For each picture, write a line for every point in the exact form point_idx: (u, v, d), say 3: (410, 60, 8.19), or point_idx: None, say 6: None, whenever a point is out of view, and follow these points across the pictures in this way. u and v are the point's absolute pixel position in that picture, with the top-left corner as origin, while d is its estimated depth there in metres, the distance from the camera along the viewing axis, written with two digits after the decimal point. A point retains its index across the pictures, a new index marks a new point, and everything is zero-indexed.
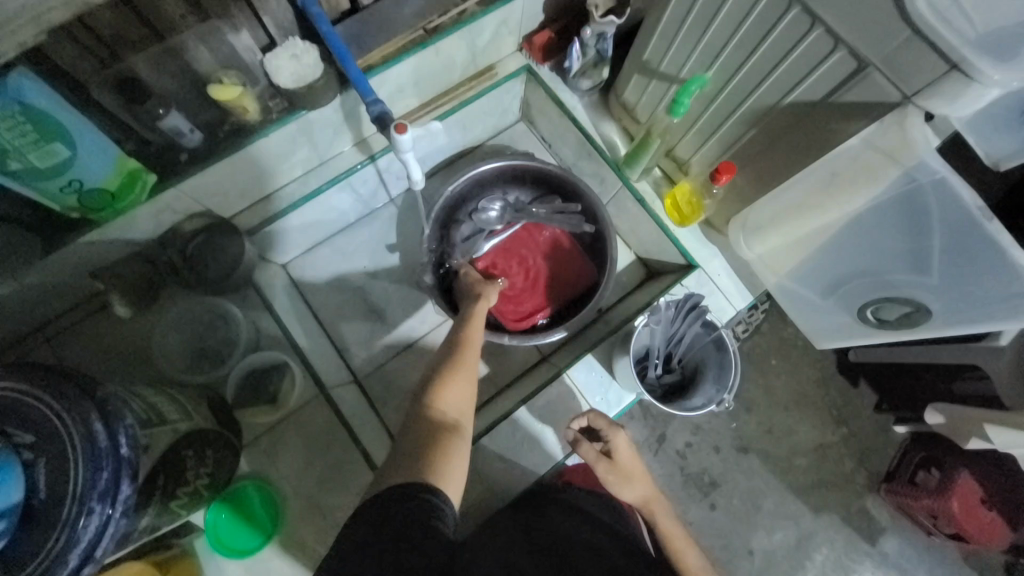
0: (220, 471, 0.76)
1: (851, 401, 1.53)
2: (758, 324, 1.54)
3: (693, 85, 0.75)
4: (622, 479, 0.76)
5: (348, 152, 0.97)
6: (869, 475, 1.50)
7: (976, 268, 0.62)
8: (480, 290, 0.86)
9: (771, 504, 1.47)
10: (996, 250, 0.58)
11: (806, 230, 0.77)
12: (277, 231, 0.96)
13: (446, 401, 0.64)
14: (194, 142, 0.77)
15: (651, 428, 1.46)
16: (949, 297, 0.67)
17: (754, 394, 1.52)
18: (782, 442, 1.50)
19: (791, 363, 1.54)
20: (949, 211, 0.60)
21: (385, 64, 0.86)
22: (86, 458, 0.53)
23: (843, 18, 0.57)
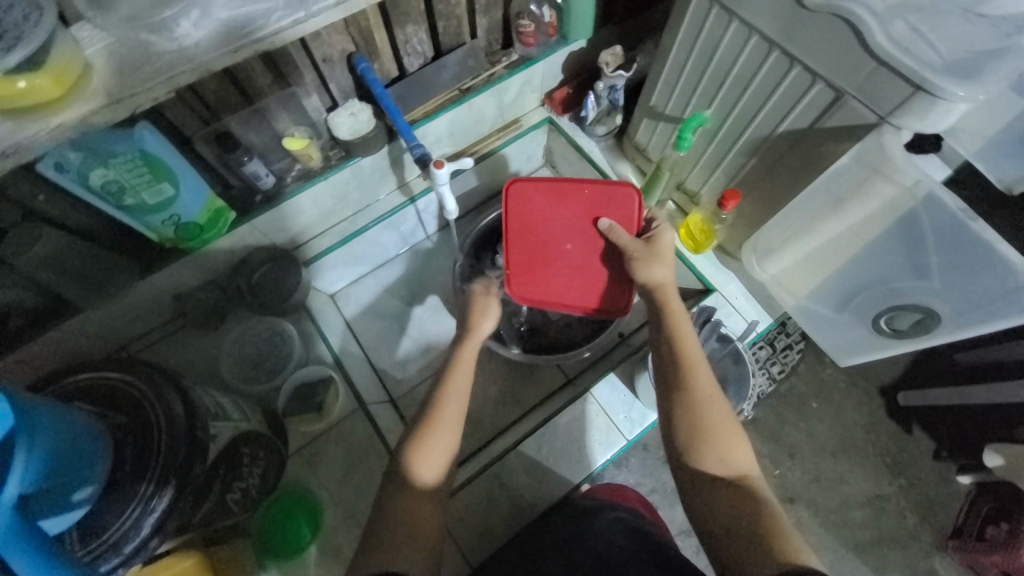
0: (268, 476, 0.83)
1: (905, 447, 1.46)
2: (794, 365, 1.52)
3: (693, 122, 0.85)
4: (650, 255, 0.78)
5: (392, 195, 1.11)
6: (935, 532, 1.39)
7: (973, 271, 0.66)
8: (473, 321, 0.78)
9: (826, 563, 1.38)
10: (986, 248, 0.64)
11: (818, 244, 0.83)
12: (327, 262, 1.09)
13: (421, 464, 0.62)
14: (268, 185, 0.92)
15: None
16: (954, 300, 0.70)
17: (795, 438, 1.47)
18: (832, 492, 1.43)
19: (833, 407, 1.49)
20: (941, 215, 0.66)
21: (427, 118, 1.01)
22: (167, 436, 0.62)
23: (816, 58, 0.66)
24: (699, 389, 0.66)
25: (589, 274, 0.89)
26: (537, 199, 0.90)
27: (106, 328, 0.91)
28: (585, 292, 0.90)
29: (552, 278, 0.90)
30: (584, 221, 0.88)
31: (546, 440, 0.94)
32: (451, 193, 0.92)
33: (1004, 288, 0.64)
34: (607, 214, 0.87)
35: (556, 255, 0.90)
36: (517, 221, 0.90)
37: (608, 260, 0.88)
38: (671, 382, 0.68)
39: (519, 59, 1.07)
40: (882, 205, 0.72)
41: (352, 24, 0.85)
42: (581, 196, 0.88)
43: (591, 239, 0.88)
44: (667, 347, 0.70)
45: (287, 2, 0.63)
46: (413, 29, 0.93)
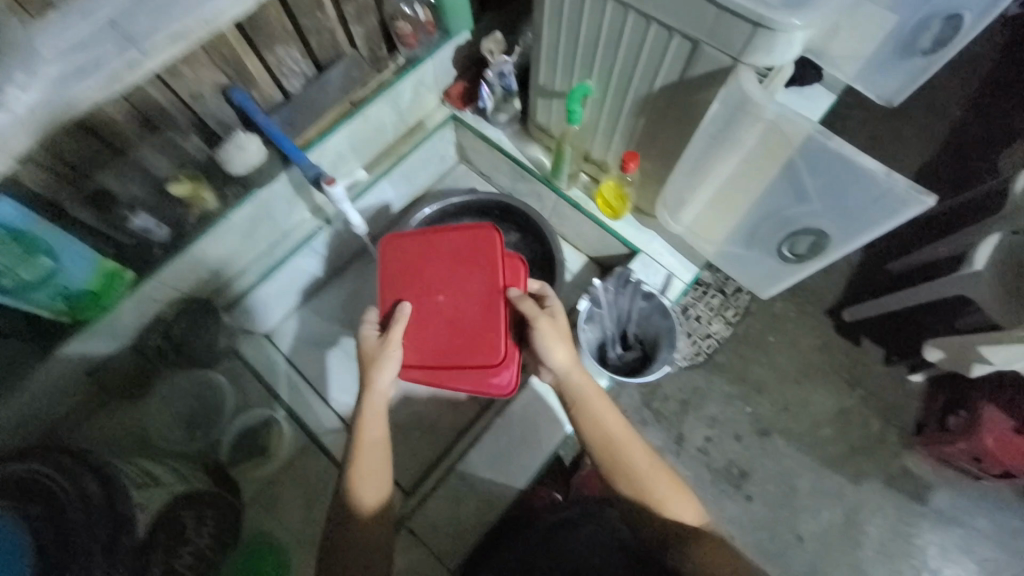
0: (225, 536, 0.79)
1: (858, 361, 1.55)
2: (746, 306, 1.58)
3: (579, 93, 0.86)
4: (558, 338, 0.79)
5: (306, 220, 1.08)
6: (900, 432, 1.49)
7: (844, 186, 0.70)
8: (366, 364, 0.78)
9: (808, 483, 1.45)
10: (847, 161, 0.66)
11: (715, 188, 0.87)
12: (253, 301, 1.06)
13: (363, 491, 0.71)
14: (164, 236, 0.88)
15: (667, 431, 1.48)
16: (835, 215, 0.74)
17: (760, 374, 1.53)
18: (801, 417, 1.51)
19: (786, 337, 1.57)
20: (793, 142, 0.71)
21: (321, 136, 0.99)
22: (86, 518, 0.62)
23: (666, 11, 0.68)
24: (638, 463, 0.73)
25: (463, 327, 0.82)
26: (406, 247, 0.85)
27: (18, 421, 0.86)
28: (462, 355, 0.82)
29: (426, 338, 0.83)
30: (461, 270, 0.83)
31: (511, 432, 0.95)
32: (352, 206, 1.01)
33: (868, 198, 0.68)
34: (473, 254, 0.83)
35: (428, 310, 0.83)
36: (387, 272, 0.85)
37: (481, 305, 0.82)
38: (616, 467, 0.74)
39: (406, 62, 1.06)
40: (750, 141, 0.76)
41: (217, 54, 0.82)
42: (448, 240, 0.85)
43: (468, 291, 0.83)
44: (599, 435, 0.75)
45: (117, 44, 0.62)
46: (284, 48, 0.90)
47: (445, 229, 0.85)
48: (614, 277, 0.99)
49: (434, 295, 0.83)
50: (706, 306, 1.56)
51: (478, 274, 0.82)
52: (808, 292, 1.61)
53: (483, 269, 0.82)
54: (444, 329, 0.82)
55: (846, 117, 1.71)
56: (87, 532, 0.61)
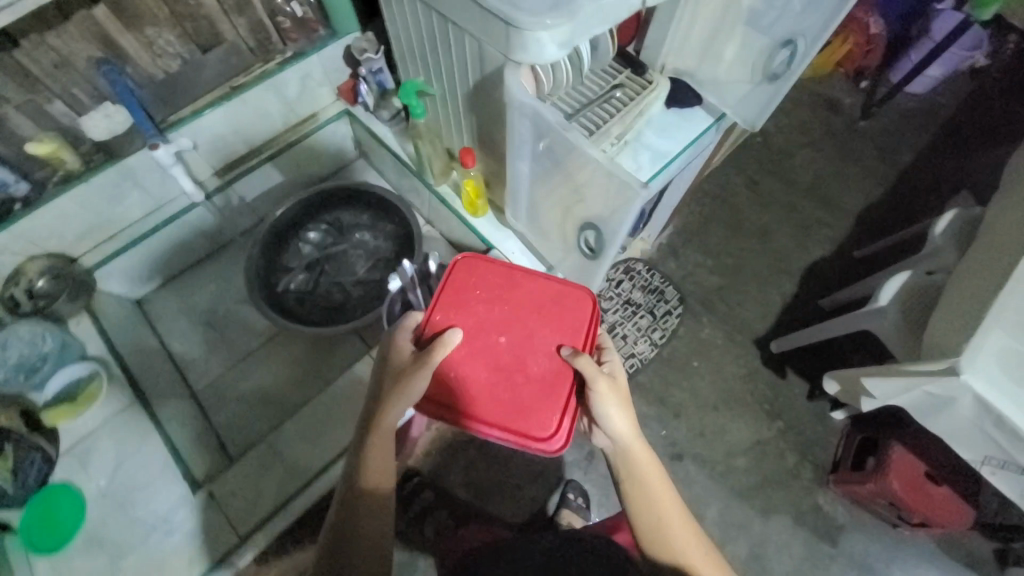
0: (26, 470, 0.94)
1: (781, 392, 1.54)
2: (674, 329, 1.59)
3: (412, 89, 0.98)
4: (622, 400, 0.75)
5: (183, 195, 1.14)
6: (816, 469, 1.46)
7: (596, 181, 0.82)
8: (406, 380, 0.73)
9: (715, 512, 1.42)
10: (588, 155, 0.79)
11: (531, 186, 0.98)
12: (120, 266, 1.11)
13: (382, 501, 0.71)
14: (23, 191, 0.96)
15: (581, 446, 1.45)
16: (601, 208, 0.86)
17: (678, 398, 1.53)
18: (715, 444, 1.49)
19: (713, 362, 1.56)
20: (559, 145, 0.82)
21: (193, 115, 1.06)
22: None
23: (452, 12, 0.74)
24: (683, 539, 0.72)
25: (515, 375, 0.76)
26: (479, 275, 0.81)
27: None
28: (501, 407, 0.75)
29: (465, 375, 0.76)
30: (529, 317, 0.79)
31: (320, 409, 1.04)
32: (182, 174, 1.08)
33: (613, 195, 0.81)
34: (548, 305, 0.80)
35: (481, 346, 0.77)
36: (446, 291, 0.80)
37: (539, 359, 0.77)
38: (661, 543, 0.72)
39: (292, 55, 1.13)
40: (539, 147, 0.87)
41: (85, 26, 0.88)
42: (532, 283, 0.81)
43: (529, 341, 0.78)
44: (651, 506, 0.73)
45: None
46: (155, 30, 0.96)
47: (537, 275, 0.82)
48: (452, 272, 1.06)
49: (494, 336, 0.78)
50: (635, 327, 1.58)
51: (549, 327, 0.79)
52: (741, 320, 1.60)
53: (555, 328, 0.78)
54: (493, 373, 0.76)
55: (794, 154, 1.77)
56: None
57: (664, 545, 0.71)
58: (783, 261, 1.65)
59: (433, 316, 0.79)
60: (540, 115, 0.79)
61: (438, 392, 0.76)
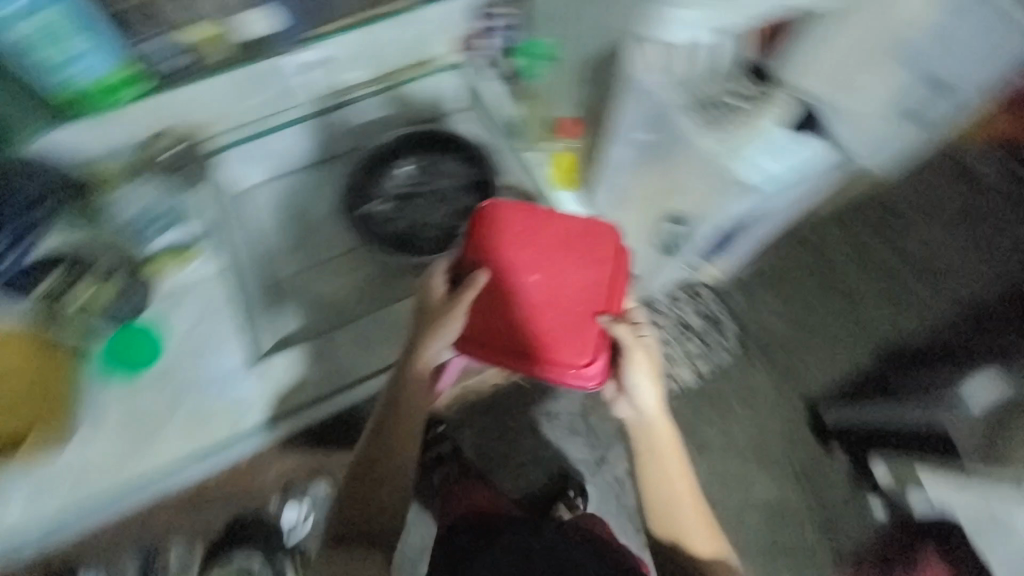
0: (122, 302, 1.08)
1: (821, 466, 1.44)
2: (724, 366, 1.48)
3: (535, 49, 1.10)
4: (649, 368, 0.89)
5: (304, 106, 1.22)
6: (832, 551, 1.39)
7: (700, 169, 0.88)
8: (445, 313, 0.86)
9: None
10: (697, 144, 0.84)
11: (621, 175, 1.02)
12: (236, 155, 1.21)
13: (415, 425, 0.92)
14: (173, 66, 1.03)
15: (592, 448, 1.49)
16: (699, 194, 0.94)
17: (711, 437, 1.46)
18: (734, 493, 1.43)
19: (756, 414, 1.47)
20: (673, 136, 0.86)
21: (333, 34, 1.10)
22: None
23: None
24: (680, 495, 0.91)
25: (546, 307, 0.90)
26: (516, 220, 0.92)
27: None
28: (534, 336, 0.90)
29: (501, 309, 0.90)
30: (561, 255, 0.91)
31: (371, 325, 1.17)
32: (306, 82, 1.17)
33: (715, 181, 0.89)
34: (579, 244, 0.92)
35: (518, 284, 0.90)
36: (488, 237, 0.91)
37: (568, 291, 0.90)
38: (663, 495, 0.92)
39: None
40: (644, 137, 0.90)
41: None
42: (563, 224, 0.93)
43: (558, 288, 0.90)
44: (662, 470, 0.91)
45: None
46: None
47: (566, 213, 0.93)
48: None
49: (528, 274, 0.90)
50: (682, 351, 1.47)
51: (581, 274, 0.91)
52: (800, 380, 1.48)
53: (584, 265, 0.91)
54: (528, 305, 0.90)
55: (914, 223, 1.55)
56: None
57: (665, 502, 0.91)
58: (865, 332, 1.49)
59: (465, 262, 0.91)
60: (662, 104, 0.82)
61: (478, 327, 0.90)
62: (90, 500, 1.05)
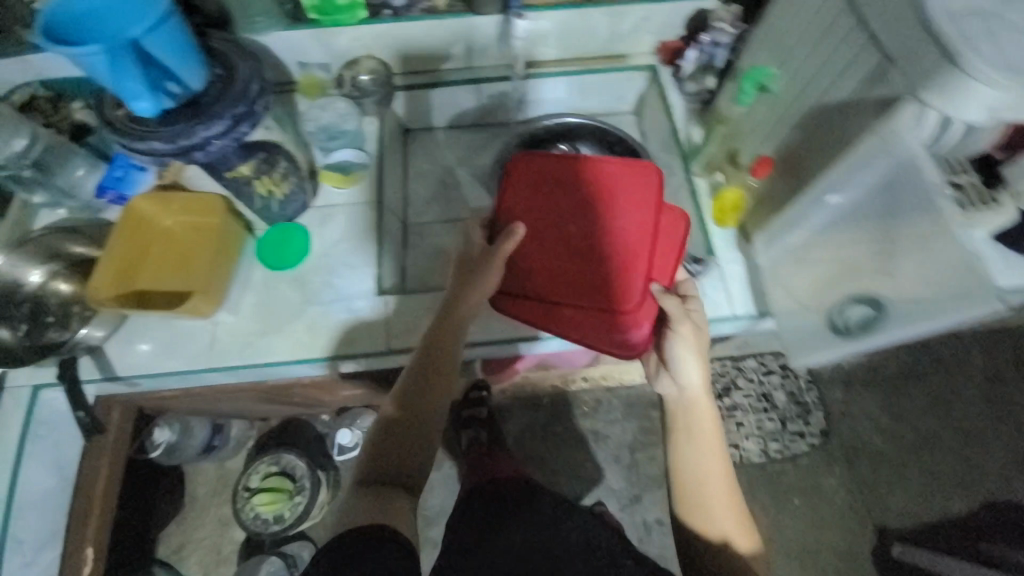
0: (291, 201, 1.05)
1: None
2: None
3: (759, 74, 0.91)
4: (698, 340, 0.83)
5: (491, 68, 1.26)
6: None
7: (928, 267, 0.72)
8: (484, 269, 0.87)
9: None
10: (946, 234, 0.68)
11: (809, 233, 0.88)
12: (417, 98, 1.26)
13: (444, 378, 0.86)
14: (401, 3, 1.12)
15: (631, 485, 1.48)
16: (906, 295, 0.75)
17: None
18: None
19: None
20: (918, 211, 0.70)
21: (544, 7, 1.15)
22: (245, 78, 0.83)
23: (883, 22, 0.67)
24: (710, 474, 0.79)
25: (586, 255, 0.88)
26: (547, 169, 0.92)
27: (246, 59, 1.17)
28: (578, 287, 0.88)
29: (538, 260, 0.89)
30: (601, 201, 0.90)
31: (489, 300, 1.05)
32: (504, 45, 1.21)
33: (937, 289, 0.71)
34: (622, 189, 0.90)
35: (556, 234, 0.89)
36: (520, 189, 0.92)
37: (611, 234, 0.88)
38: (690, 475, 0.80)
39: None
40: (866, 195, 0.76)
41: None
42: (604, 171, 0.91)
43: (599, 232, 0.89)
44: (689, 450, 0.81)
45: None
46: None
47: (607, 159, 0.92)
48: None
49: (563, 223, 0.89)
50: None
51: (622, 223, 0.89)
52: None
53: (626, 207, 0.89)
54: (566, 255, 0.88)
55: None
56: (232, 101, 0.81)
57: (694, 485, 0.79)
58: None
59: (500, 212, 0.92)
60: (917, 161, 0.68)
61: (518, 281, 0.89)
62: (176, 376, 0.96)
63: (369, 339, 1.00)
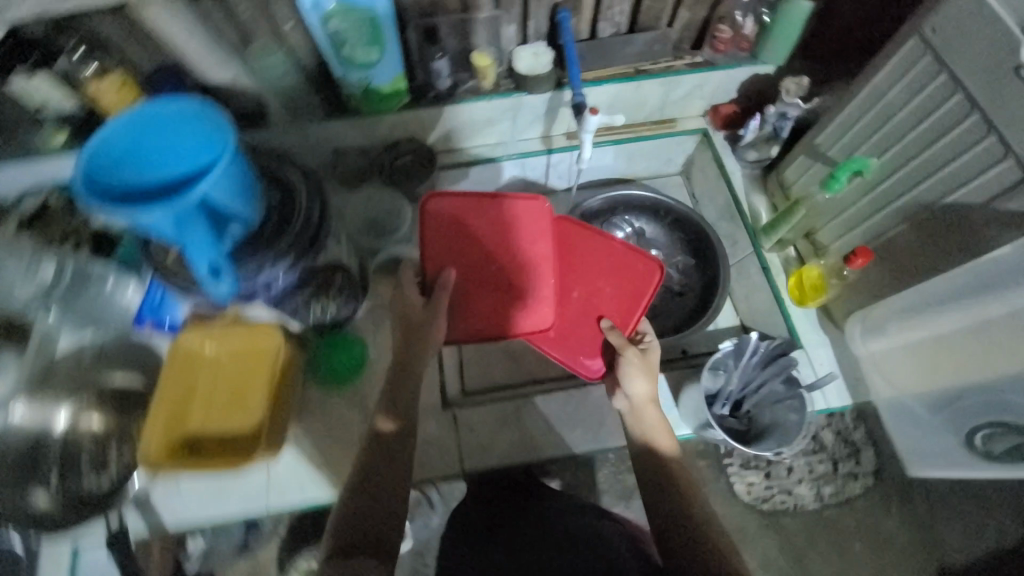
0: (343, 312, 0.96)
1: None
2: (851, 497, 1.33)
3: (855, 165, 0.81)
4: (645, 367, 0.81)
5: (534, 141, 1.19)
6: None
7: None
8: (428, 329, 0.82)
9: None
10: None
11: (927, 336, 0.78)
12: (458, 176, 1.19)
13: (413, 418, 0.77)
14: (444, 86, 1.05)
15: None
16: None
17: None
18: None
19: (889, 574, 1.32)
20: None
21: (595, 82, 1.07)
22: (304, 216, 0.78)
23: (1019, 129, 0.62)
24: (663, 460, 0.74)
25: (515, 291, 0.91)
26: (448, 213, 0.90)
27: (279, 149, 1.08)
28: (529, 323, 0.91)
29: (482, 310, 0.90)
30: (512, 239, 0.92)
31: (558, 402, 0.97)
32: (551, 119, 1.14)
33: None
34: (523, 222, 0.93)
35: (486, 281, 0.90)
36: (431, 244, 0.89)
37: (531, 266, 0.92)
38: (646, 466, 0.74)
39: (701, 62, 1.09)
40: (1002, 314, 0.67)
41: None
42: (497, 205, 0.92)
43: (520, 267, 0.92)
44: (645, 447, 0.76)
45: None
46: None
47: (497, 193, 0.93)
48: (745, 355, 0.88)
49: (487, 265, 0.91)
50: (806, 466, 1.35)
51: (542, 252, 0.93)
52: None
53: (539, 240, 0.93)
54: (501, 297, 0.90)
55: None
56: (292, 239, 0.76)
57: (650, 474, 0.73)
58: None
59: (424, 268, 0.89)
60: None
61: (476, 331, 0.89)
62: (204, 514, 0.86)
63: (440, 464, 0.92)
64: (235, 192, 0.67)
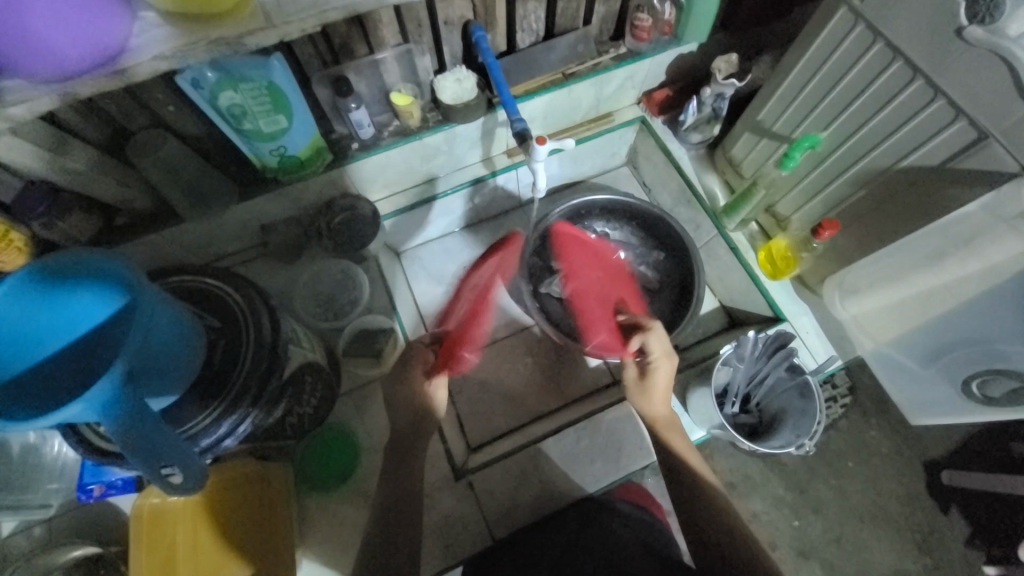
0: (322, 409, 0.87)
1: None
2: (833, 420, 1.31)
3: (807, 142, 0.82)
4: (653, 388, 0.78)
5: (475, 166, 1.11)
6: None
7: None
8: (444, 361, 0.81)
9: None
10: None
11: (900, 299, 0.81)
12: (404, 220, 1.10)
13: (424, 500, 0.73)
14: (367, 135, 0.94)
15: None
16: None
17: None
18: None
19: None
20: None
21: (526, 96, 1.00)
22: (254, 347, 0.71)
23: (967, 90, 0.62)
24: (694, 472, 0.74)
25: None
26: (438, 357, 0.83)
27: (196, 243, 0.95)
28: None
29: None
30: None
31: (571, 437, 0.94)
32: (492, 138, 1.06)
33: None
34: None
35: None
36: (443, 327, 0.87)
37: None
38: (680, 486, 0.73)
39: (626, 53, 1.04)
40: (974, 271, 0.69)
41: None
42: None
43: None
44: (675, 466, 0.76)
45: None
46: (534, 5, 0.93)
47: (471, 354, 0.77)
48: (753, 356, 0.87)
49: None
50: None
51: None
52: None
53: None
54: None
55: None
56: (243, 377, 0.69)
57: (684, 496, 0.72)
58: None
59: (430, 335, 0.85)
60: None
61: None
62: None
63: (468, 538, 0.87)
64: (156, 340, 0.57)
